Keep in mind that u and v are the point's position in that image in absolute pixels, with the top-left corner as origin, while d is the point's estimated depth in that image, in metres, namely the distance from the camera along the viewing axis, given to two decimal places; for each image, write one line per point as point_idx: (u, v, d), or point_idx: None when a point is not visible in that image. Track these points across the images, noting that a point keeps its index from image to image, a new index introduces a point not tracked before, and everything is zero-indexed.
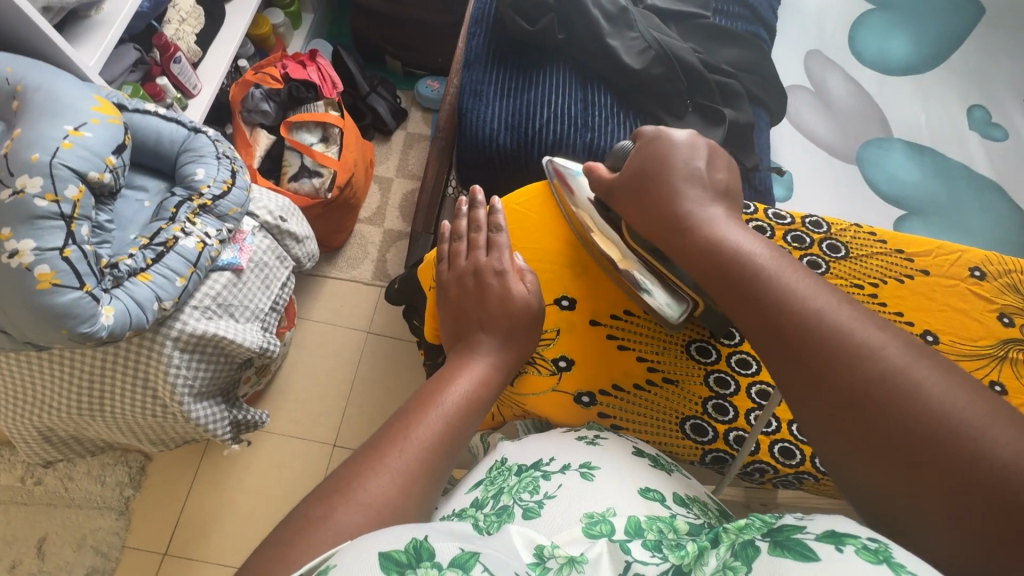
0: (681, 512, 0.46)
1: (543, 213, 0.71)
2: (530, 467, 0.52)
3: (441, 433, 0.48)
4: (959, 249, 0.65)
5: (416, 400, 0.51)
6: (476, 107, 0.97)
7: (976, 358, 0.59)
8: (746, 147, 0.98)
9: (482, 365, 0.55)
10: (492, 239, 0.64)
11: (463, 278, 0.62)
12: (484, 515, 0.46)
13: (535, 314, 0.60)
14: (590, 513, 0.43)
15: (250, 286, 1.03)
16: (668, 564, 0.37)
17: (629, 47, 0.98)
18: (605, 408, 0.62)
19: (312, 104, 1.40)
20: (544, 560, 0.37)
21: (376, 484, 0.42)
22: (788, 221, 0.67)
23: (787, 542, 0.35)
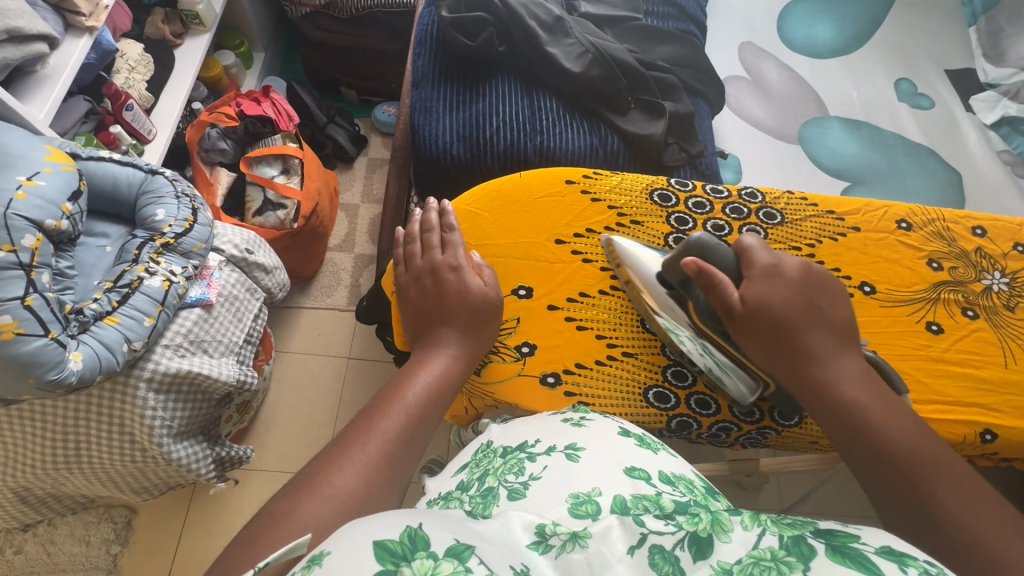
0: (668, 489, 0.44)
1: (493, 209, 0.73)
2: (515, 449, 0.52)
3: (411, 420, 0.51)
4: (885, 204, 0.70)
5: (380, 397, 0.53)
6: (427, 123, 1.00)
7: (908, 304, 0.63)
8: (688, 136, 1.03)
9: (444, 356, 0.58)
10: (447, 238, 0.67)
11: (420, 277, 0.65)
12: (471, 498, 0.47)
13: (492, 305, 0.63)
14: (575, 493, 0.42)
15: (222, 320, 1.03)
16: (683, 530, 0.36)
17: (568, 53, 1.03)
18: (570, 386, 0.63)
19: (270, 138, 1.41)
20: (546, 538, 0.36)
21: (346, 475, 0.44)
22: (725, 195, 0.70)
23: (846, 550, 0.34)
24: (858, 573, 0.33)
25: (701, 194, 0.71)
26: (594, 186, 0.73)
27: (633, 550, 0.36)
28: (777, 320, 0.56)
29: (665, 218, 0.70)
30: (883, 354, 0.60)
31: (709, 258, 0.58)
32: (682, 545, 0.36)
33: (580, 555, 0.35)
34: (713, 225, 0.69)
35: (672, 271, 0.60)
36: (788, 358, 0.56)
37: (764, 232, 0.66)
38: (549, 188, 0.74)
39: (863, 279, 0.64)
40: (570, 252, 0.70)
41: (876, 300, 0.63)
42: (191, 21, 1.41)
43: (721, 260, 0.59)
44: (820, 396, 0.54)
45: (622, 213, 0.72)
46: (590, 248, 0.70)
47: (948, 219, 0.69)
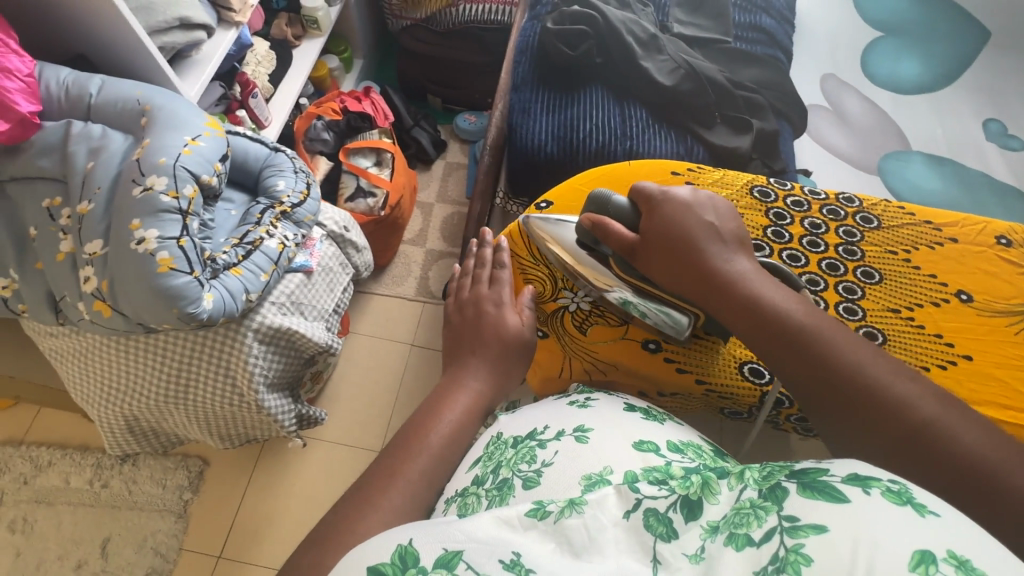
0: (676, 457, 0.54)
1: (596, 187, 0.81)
2: (526, 438, 0.59)
3: (446, 440, 0.61)
4: (984, 219, 0.69)
5: (407, 436, 0.61)
6: (525, 123, 1.07)
7: (1007, 314, 0.63)
8: (772, 153, 1.07)
9: (468, 391, 0.67)
10: (496, 275, 0.78)
11: (465, 308, 0.76)
12: (487, 490, 0.53)
13: (523, 342, 0.73)
14: (588, 475, 0.50)
15: (318, 288, 1.14)
16: (675, 495, 0.42)
17: (661, 67, 1.10)
18: (669, 353, 0.75)
19: (367, 132, 1.54)
20: (544, 506, 0.42)
21: (392, 494, 0.54)
22: (822, 197, 0.69)
23: (814, 485, 0.39)
24: (824, 503, 0.37)
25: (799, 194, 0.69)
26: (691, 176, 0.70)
27: (629, 513, 0.41)
28: (678, 237, 0.64)
29: (765, 213, 0.67)
30: (980, 359, 0.60)
31: (609, 211, 0.70)
32: (674, 508, 0.41)
33: (577, 520, 0.41)
34: (809, 223, 0.67)
35: (584, 231, 0.70)
36: (688, 266, 0.63)
37: (860, 235, 0.66)
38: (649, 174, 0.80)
39: (959, 288, 0.64)
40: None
41: (972, 310, 0.63)
42: (310, 26, 1.57)
43: (618, 212, 0.69)
44: (728, 300, 0.61)
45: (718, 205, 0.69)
46: None
47: None
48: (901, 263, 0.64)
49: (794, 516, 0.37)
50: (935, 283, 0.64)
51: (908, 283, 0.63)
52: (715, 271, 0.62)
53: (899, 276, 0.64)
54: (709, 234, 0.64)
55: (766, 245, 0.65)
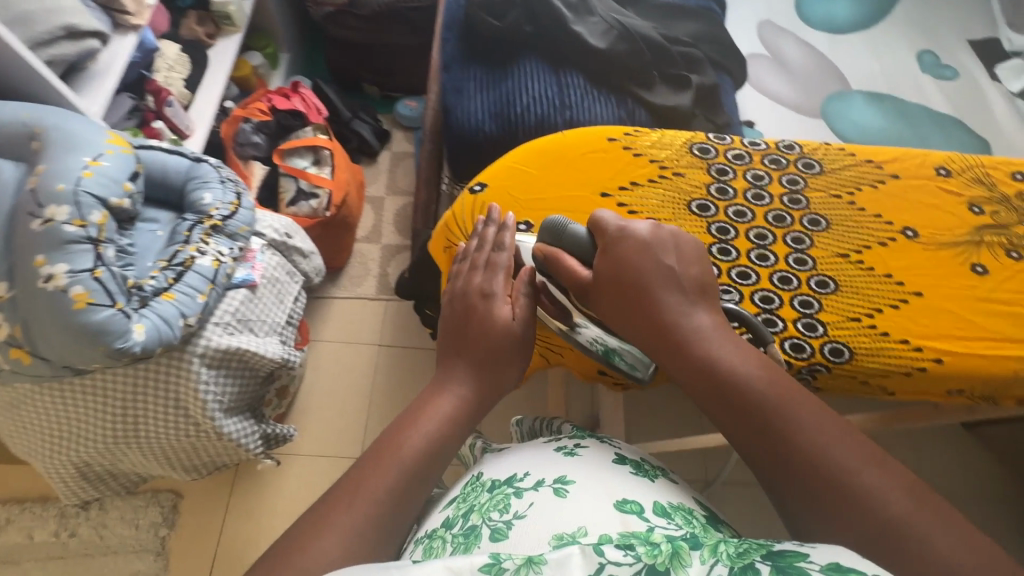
0: (661, 523, 0.51)
1: (538, 164, 0.68)
2: (503, 484, 0.57)
3: (420, 450, 0.52)
4: (923, 151, 0.68)
5: (377, 446, 0.53)
6: (460, 102, 1.02)
7: (952, 246, 0.63)
8: (713, 107, 1.06)
9: (449, 399, 0.56)
10: (496, 259, 0.62)
11: (453, 301, 0.62)
12: (454, 536, 0.53)
13: (516, 340, 0.59)
14: (560, 534, 0.48)
15: (265, 301, 1.08)
16: (640, 563, 0.36)
17: (593, 30, 1.06)
18: None
19: (301, 130, 1.46)
20: (500, 562, 0.37)
21: (352, 514, 0.47)
22: (764, 146, 0.66)
23: (789, 571, 0.35)
24: None
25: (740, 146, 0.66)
26: (635, 139, 0.65)
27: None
28: (634, 280, 0.55)
29: (707, 169, 0.64)
30: (930, 294, 0.60)
31: (564, 242, 0.60)
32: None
33: None
34: (753, 176, 0.64)
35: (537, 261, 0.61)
36: (642, 316, 0.55)
37: (803, 181, 0.64)
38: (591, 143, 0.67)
39: (904, 224, 0.63)
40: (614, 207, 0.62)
41: (918, 245, 0.62)
42: (223, 23, 1.47)
43: (574, 243, 0.59)
44: (681, 360, 0.53)
45: (662, 165, 0.64)
46: (635, 202, 0.62)
47: (986, 165, 0.68)
48: (846, 206, 0.63)
49: None
50: (881, 222, 0.63)
51: (855, 226, 0.62)
52: (667, 319, 0.54)
53: (846, 220, 0.63)
54: (667, 279, 0.55)
55: (712, 203, 0.62)
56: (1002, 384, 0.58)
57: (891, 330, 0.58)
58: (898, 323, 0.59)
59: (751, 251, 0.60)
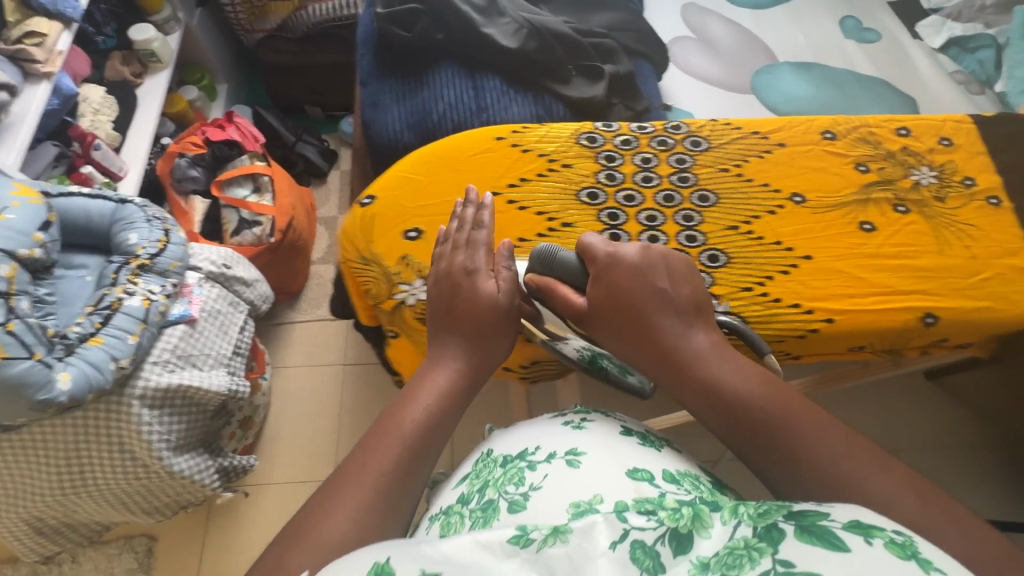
0: (672, 488, 0.54)
1: (426, 173, 0.74)
2: (515, 458, 0.60)
3: (420, 425, 0.54)
4: (810, 118, 0.70)
5: (379, 425, 0.55)
6: (377, 116, 1.02)
7: (838, 207, 0.65)
8: (630, 95, 1.08)
9: (445, 373, 0.59)
10: (474, 239, 0.67)
11: (441, 283, 0.64)
12: (473, 511, 0.56)
13: (504, 311, 0.63)
14: (576, 502, 0.51)
15: (207, 334, 1.07)
16: (664, 526, 0.41)
17: (504, 31, 1.07)
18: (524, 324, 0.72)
19: (238, 159, 1.45)
20: (527, 533, 0.40)
21: (351, 493, 0.49)
22: (650, 130, 0.68)
23: (813, 528, 0.37)
24: (822, 549, 0.36)
25: (624, 132, 0.68)
26: (522, 137, 0.72)
27: (617, 544, 0.40)
28: (630, 303, 0.59)
29: (595, 158, 0.71)
30: (820, 258, 0.63)
31: (554, 271, 0.64)
32: (663, 540, 0.40)
33: (560, 549, 0.40)
34: (641, 159, 0.66)
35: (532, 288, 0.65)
36: (640, 338, 0.58)
37: (692, 160, 0.66)
38: (478, 146, 0.74)
39: (793, 191, 0.65)
40: (504, 203, 0.70)
41: (807, 207, 0.64)
42: (149, 60, 1.46)
43: (566, 269, 0.63)
44: (684, 380, 0.56)
45: (551, 160, 0.72)
46: (520, 198, 0.69)
47: (873, 124, 0.70)
48: (735, 179, 0.65)
49: (788, 560, 0.35)
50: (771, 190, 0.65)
51: (739, 195, 0.65)
52: (663, 340, 0.57)
53: (733, 193, 0.65)
54: (662, 303, 0.59)
55: (600, 190, 0.68)
56: (896, 340, 0.60)
57: (783, 296, 0.61)
58: (791, 289, 0.61)
59: (641, 234, 0.62)
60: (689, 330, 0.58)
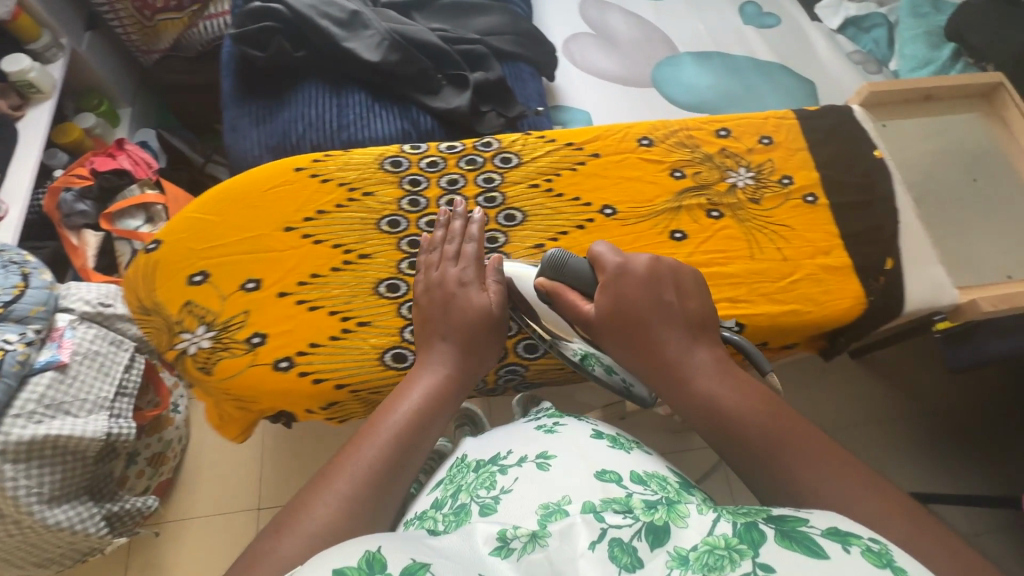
0: (638, 488, 0.46)
1: (218, 212, 0.71)
2: (487, 461, 0.54)
3: (406, 427, 0.53)
4: (628, 126, 0.76)
5: (369, 422, 0.54)
6: (236, 141, 1.00)
7: (648, 217, 0.71)
8: (503, 101, 1.05)
9: (432, 375, 0.58)
10: (463, 250, 0.66)
11: (431, 289, 0.64)
12: (443, 517, 0.49)
13: (492, 320, 0.63)
14: (545, 504, 0.44)
15: (83, 378, 1.04)
16: (639, 521, 0.38)
17: (368, 44, 1.02)
18: (303, 366, 0.64)
19: (128, 189, 1.42)
20: (507, 542, 0.38)
21: (339, 484, 0.47)
22: (461, 148, 0.74)
23: (794, 534, 0.37)
24: (802, 556, 0.35)
25: (436, 153, 0.74)
26: (321, 167, 0.72)
27: (595, 545, 0.37)
28: (630, 313, 0.56)
29: (398, 183, 0.72)
30: None
31: (568, 274, 0.62)
32: (640, 535, 0.37)
33: (540, 554, 0.37)
34: (447, 180, 0.73)
35: (542, 292, 0.64)
36: (634, 343, 0.55)
37: (498, 177, 0.72)
38: (277, 179, 0.73)
39: (604, 203, 0.71)
40: (299, 236, 0.70)
41: (615, 218, 0.70)
42: (28, 92, 1.41)
43: (575, 275, 0.62)
44: (679, 396, 0.52)
45: (351, 188, 0.72)
46: (321, 230, 0.70)
47: (688, 128, 0.76)
48: (543, 191, 0.72)
49: (769, 564, 0.34)
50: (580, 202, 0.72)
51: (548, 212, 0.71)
52: (666, 351, 0.54)
53: (540, 209, 0.71)
54: (666, 317, 0.55)
55: (402, 217, 0.71)
56: None
57: None
58: None
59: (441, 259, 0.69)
60: (690, 346, 0.54)
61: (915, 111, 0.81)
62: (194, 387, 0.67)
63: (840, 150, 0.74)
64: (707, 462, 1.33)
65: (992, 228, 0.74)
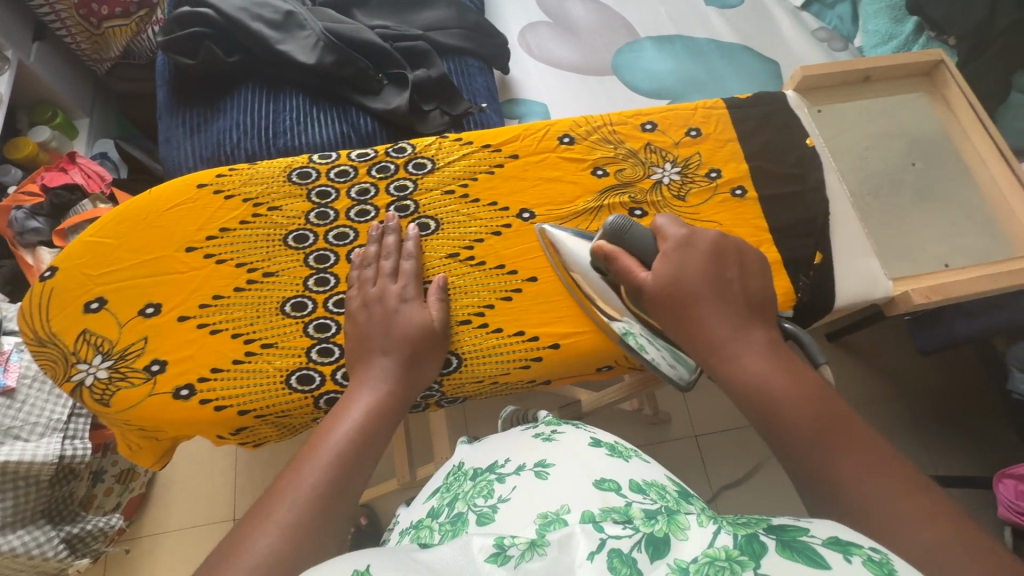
0: (639, 498, 0.43)
1: (118, 234, 0.68)
2: (485, 471, 0.52)
3: (341, 454, 0.53)
4: (549, 123, 0.74)
5: (302, 452, 0.54)
6: (171, 154, 0.98)
7: (567, 220, 0.70)
8: (449, 98, 1.01)
9: (369, 397, 0.58)
10: (399, 267, 0.66)
11: (369, 305, 0.63)
12: (439, 527, 0.47)
13: (432, 336, 0.62)
14: (544, 513, 0.41)
15: (32, 402, 1.04)
16: (640, 533, 0.36)
17: (303, 46, 0.98)
18: (203, 394, 0.62)
19: (78, 204, 1.38)
20: (504, 549, 0.36)
21: (277, 514, 0.48)
22: (371, 155, 0.72)
23: (794, 543, 0.34)
24: (805, 566, 0.32)
25: (346, 161, 0.71)
26: (223, 183, 0.69)
27: (594, 555, 0.35)
28: (686, 293, 0.57)
29: (306, 195, 0.69)
30: (542, 279, 0.68)
31: (626, 245, 0.60)
32: (640, 547, 0.35)
33: (539, 563, 0.35)
34: (358, 189, 0.70)
35: (597, 259, 0.61)
36: (681, 326, 0.57)
37: (412, 184, 0.70)
38: (179, 197, 0.70)
39: (521, 206, 0.70)
40: (200, 257, 0.67)
41: (531, 222, 0.69)
42: None
43: (638, 244, 0.59)
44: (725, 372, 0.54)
45: (257, 203, 0.69)
46: (222, 248, 0.67)
47: (611, 122, 0.74)
48: (458, 198, 0.70)
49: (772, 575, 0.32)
50: (496, 206, 0.70)
51: (465, 219, 0.69)
52: (726, 327, 0.55)
53: (454, 215, 0.69)
54: (716, 293, 0.57)
55: (310, 232, 0.68)
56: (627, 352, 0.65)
57: (504, 325, 0.66)
58: (511, 317, 0.66)
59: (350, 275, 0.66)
60: (739, 330, 0.55)
61: (857, 94, 0.79)
62: (95, 418, 0.65)
63: (771, 141, 0.73)
64: (683, 453, 1.32)
65: (929, 214, 0.72)
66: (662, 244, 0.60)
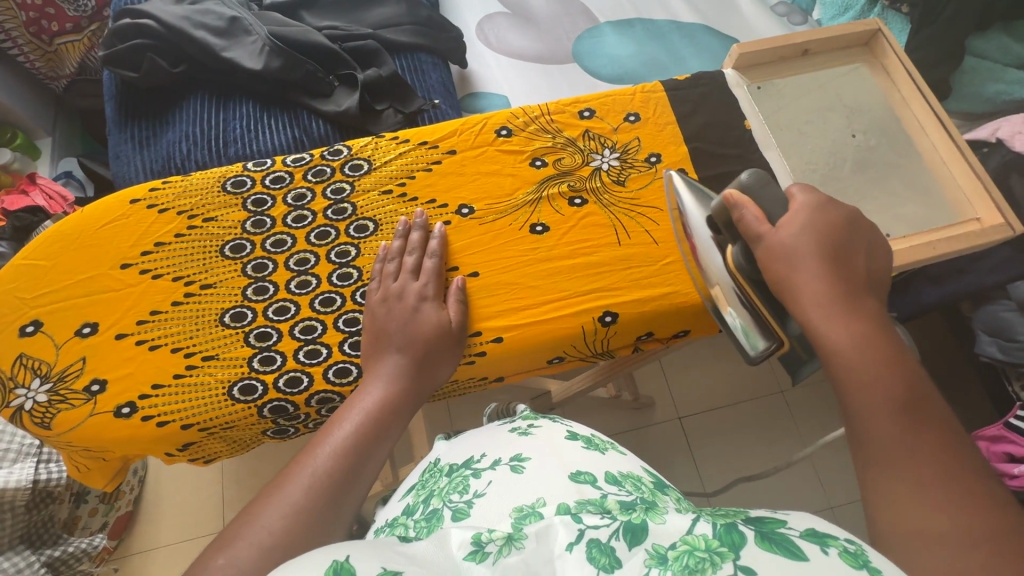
0: (615, 491, 0.39)
1: (51, 256, 0.69)
2: (462, 465, 0.46)
3: (354, 442, 0.51)
4: (486, 117, 0.76)
5: (311, 440, 0.52)
6: (120, 170, 0.97)
7: (507, 213, 0.71)
8: (402, 95, 1.00)
9: (383, 389, 0.56)
10: (422, 264, 0.65)
11: (388, 301, 0.62)
12: (415, 522, 0.42)
13: (446, 333, 0.62)
14: (519, 506, 0.38)
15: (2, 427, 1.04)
16: (617, 521, 0.34)
17: (249, 51, 0.97)
18: (145, 411, 0.62)
19: (42, 225, 1.36)
20: (482, 547, 0.34)
21: (290, 492, 0.47)
22: (308, 159, 0.72)
23: (772, 535, 0.32)
24: (783, 559, 0.31)
25: (282, 167, 0.72)
26: (156, 197, 0.70)
27: (572, 547, 0.34)
28: (801, 252, 0.52)
29: (242, 204, 0.70)
30: (486, 273, 0.68)
31: (755, 199, 0.56)
32: (617, 535, 0.34)
33: (516, 557, 0.33)
34: (294, 195, 0.71)
35: (719, 210, 0.58)
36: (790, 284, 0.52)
37: (348, 186, 0.71)
38: (113, 214, 0.71)
39: (461, 202, 0.71)
40: (136, 273, 0.68)
41: (470, 216, 0.70)
42: None
43: (770, 202, 0.56)
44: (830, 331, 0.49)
45: (191, 215, 0.70)
46: (157, 263, 0.68)
47: (548, 112, 0.76)
48: (396, 198, 0.71)
49: (750, 567, 0.30)
50: (437, 203, 0.71)
51: (409, 217, 0.69)
52: (843, 287, 0.51)
53: (390, 215, 0.70)
54: (841, 259, 0.53)
55: (247, 241, 0.68)
56: (578, 340, 0.65)
57: None
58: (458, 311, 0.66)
59: (290, 281, 0.67)
60: (846, 297, 0.51)
61: (799, 68, 0.79)
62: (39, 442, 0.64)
63: (711, 120, 0.75)
64: (667, 436, 1.32)
65: (869, 186, 0.72)
66: (795, 207, 0.56)
